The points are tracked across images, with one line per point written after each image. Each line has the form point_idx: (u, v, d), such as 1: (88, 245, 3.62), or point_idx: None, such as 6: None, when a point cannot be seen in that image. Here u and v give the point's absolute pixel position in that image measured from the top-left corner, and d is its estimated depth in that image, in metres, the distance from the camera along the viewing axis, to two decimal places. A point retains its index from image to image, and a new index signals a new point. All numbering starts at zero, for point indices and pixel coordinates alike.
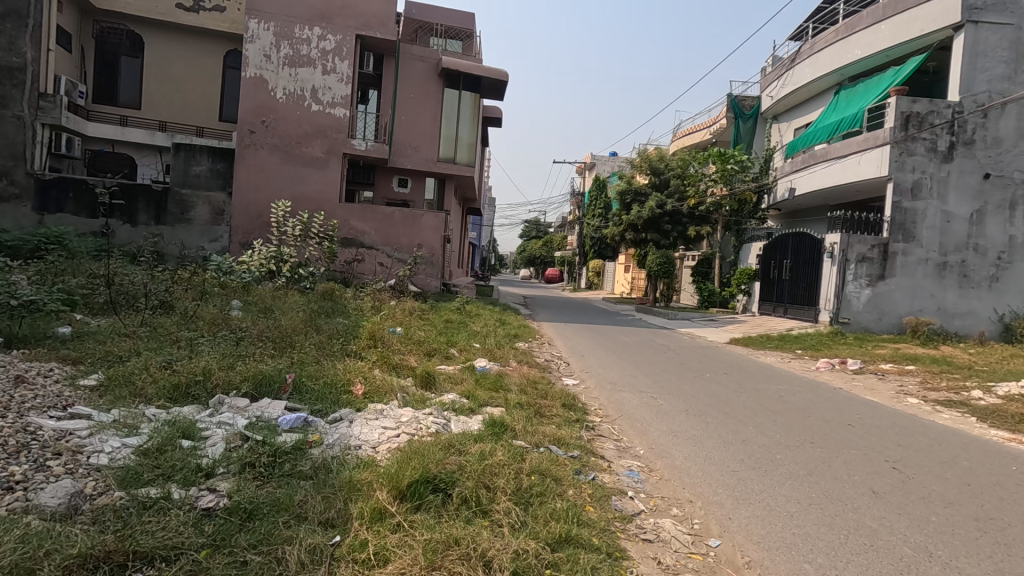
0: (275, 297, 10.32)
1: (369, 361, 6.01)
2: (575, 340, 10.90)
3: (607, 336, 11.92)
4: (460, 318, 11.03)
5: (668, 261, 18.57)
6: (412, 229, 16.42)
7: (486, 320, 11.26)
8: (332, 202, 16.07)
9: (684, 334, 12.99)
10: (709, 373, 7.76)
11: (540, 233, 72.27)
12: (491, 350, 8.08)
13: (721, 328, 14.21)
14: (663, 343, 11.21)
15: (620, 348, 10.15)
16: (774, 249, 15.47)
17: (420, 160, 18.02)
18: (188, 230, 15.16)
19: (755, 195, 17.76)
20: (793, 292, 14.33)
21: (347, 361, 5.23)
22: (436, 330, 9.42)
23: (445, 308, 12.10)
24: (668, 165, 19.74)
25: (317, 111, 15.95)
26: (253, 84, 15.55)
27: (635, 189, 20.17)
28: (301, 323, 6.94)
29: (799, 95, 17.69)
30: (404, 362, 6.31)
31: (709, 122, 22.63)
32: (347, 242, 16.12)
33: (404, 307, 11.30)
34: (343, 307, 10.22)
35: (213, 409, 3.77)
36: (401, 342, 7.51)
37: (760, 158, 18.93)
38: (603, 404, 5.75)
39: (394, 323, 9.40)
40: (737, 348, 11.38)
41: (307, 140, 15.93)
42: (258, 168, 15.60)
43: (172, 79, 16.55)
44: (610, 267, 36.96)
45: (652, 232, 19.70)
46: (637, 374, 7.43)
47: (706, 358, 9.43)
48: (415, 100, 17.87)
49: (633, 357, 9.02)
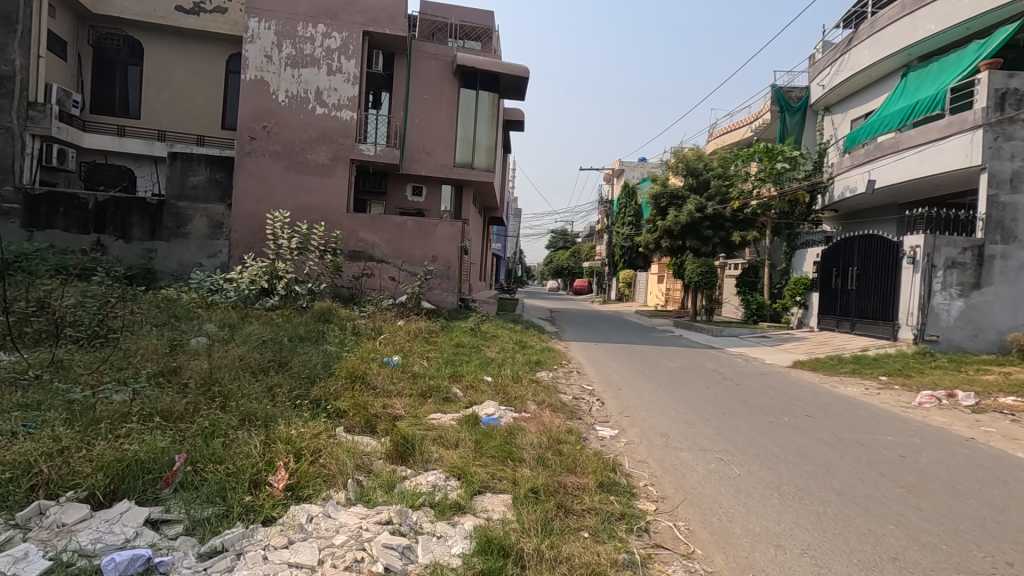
0: (258, 323, 8.94)
1: (333, 418, 4.45)
2: (608, 367, 9.21)
3: (645, 361, 10.17)
4: (472, 342, 9.43)
5: (710, 270, 16.72)
6: (426, 240, 15.04)
7: (503, 343, 9.65)
8: (339, 212, 14.79)
9: (736, 356, 11.10)
10: (787, 416, 5.96)
11: (568, 243, 70.67)
12: (503, 386, 6.45)
13: (776, 347, 12.28)
14: (713, 368, 9.39)
15: (662, 376, 8.43)
16: (835, 255, 13.54)
17: (435, 165, 16.67)
18: (185, 246, 14.05)
19: (808, 195, 15.84)
20: (861, 304, 12.39)
21: (289, 422, 3.68)
22: (441, 360, 7.87)
23: (457, 329, 10.56)
24: (707, 164, 17.79)
25: (322, 114, 14.76)
26: (254, 87, 14.46)
27: (672, 191, 17.91)
28: (260, 361, 5.46)
29: (857, 82, 15.72)
30: (385, 414, 4.74)
31: (751, 119, 20.74)
32: (355, 256, 14.78)
33: (410, 329, 9.80)
34: (337, 331, 8.79)
35: (12, 533, 2.26)
36: (391, 381, 5.97)
37: (812, 154, 16.94)
38: (654, 477, 4.05)
39: (392, 352, 7.87)
40: (804, 374, 9.50)
41: (311, 146, 14.73)
42: (259, 176, 14.43)
43: (172, 86, 15.61)
44: (643, 277, 35.03)
45: (690, 239, 17.57)
46: (694, 419, 5.70)
47: (772, 390, 7.64)
48: (429, 101, 16.57)
49: (681, 391, 7.28)
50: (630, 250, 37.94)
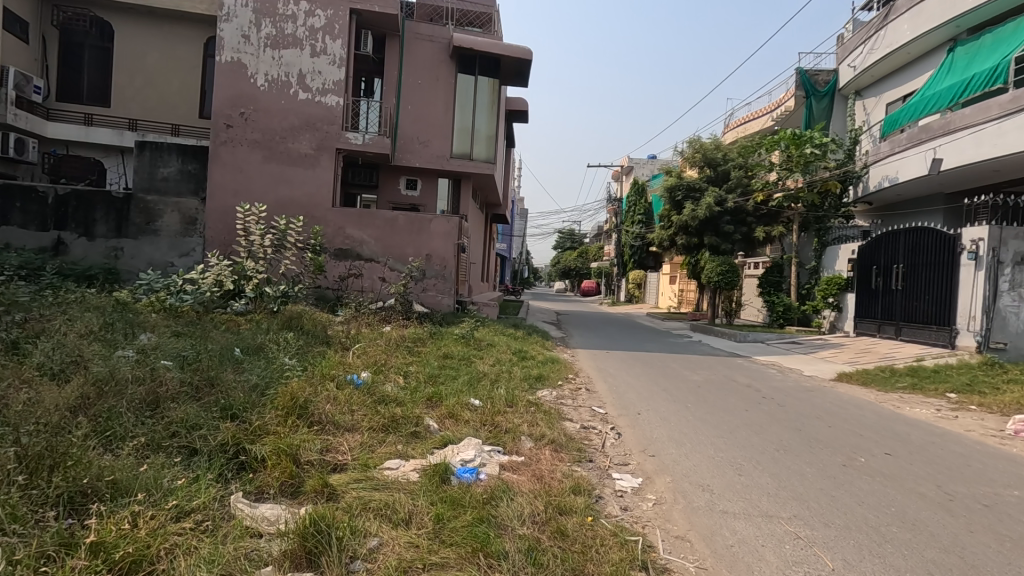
0: (213, 333, 7.66)
1: (230, 484, 3.11)
2: (622, 381, 7.82)
3: (665, 372, 8.76)
4: (463, 352, 8.07)
5: (731, 269, 15.28)
6: (420, 237, 13.74)
7: (500, 354, 8.26)
8: (324, 206, 13.52)
9: (770, 367, 9.68)
10: (861, 454, 4.56)
11: (575, 244, 69.43)
12: (492, 414, 5.07)
13: (812, 356, 10.86)
14: (744, 382, 7.98)
15: (688, 393, 7.02)
16: (876, 251, 12.12)
17: (431, 156, 15.38)
18: (155, 244, 12.75)
19: (840, 184, 14.31)
20: (909, 306, 10.93)
21: (128, 507, 2.42)
22: (421, 377, 6.51)
23: (448, 336, 9.21)
24: (727, 155, 16.34)
25: (305, 100, 13.49)
26: (229, 70, 13.19)
27: (689, 184, 16.45)
28: (166, 387, 4.17)
29: (893, 60, 14.25)
30: (313, 470, 3.39)
31: (772, 107, 19.34)
32: (342, 254, 13.50)
33: (392, 338, 8.46)
34: (302, 340, 7.46)
35: None
36: (346, 411, 4.63)
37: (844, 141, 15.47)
38: (705, 572, 2.68)
39: (360, 368, 6.51)
40: (853, 390, 8.06)
41: (293, 135, 13.47)
42: (236, 167, 13.17)
43: (145, 71, 14.39)
44: (654, 277, 33.63)
45: (709, 235, 16.14)
46: (743, 462, 4.30)
47: (826, 412, 6.21)
48: (424, 87, 15.30)
49: (716, 415, 5.87)
50: (639, 250, 36.64)
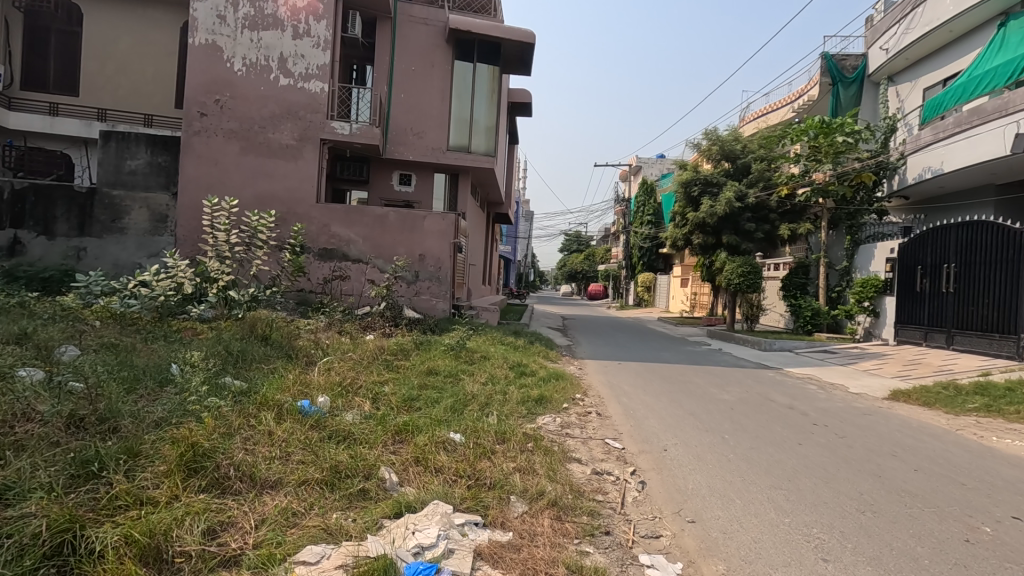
0: (156, 347, 6.49)
1: None
2: (639, 401, 6.56)
3: (687, 389, 7.50)
4: (451, 367, 6.83)
5: (753, 270, 13.97)
6: (413, 236, 12.61)
7: (494, 368, 7.01)
8: (307, 202, 12.37)
9: (808, 382, 8.39)
10: (982, 519, 3.31)
11: (582, 246, 68.33)
12: (474, 457, 3.85)
13: (852, 368, 9.55)
14: (784, 402, 6.71)
15: (720, 419, 5.75)
16: (922, 249, 10.81)
17: (425, 149, 14.24)
18: (121, 243, 11.64)
19: (874, 176, 13.01)
20: (963, 310, 9.63)
21: None
22: (395, 401, 5.29)
23: (437, 346, 7.99)
24: (746, 146, 15.06)
25: (287, 86, 12.36)
26: (203, 53, 12.06)
27: (706, 177, 15.17)
28: (18, 432, 3.04)
29: (932, 40, 12.97)
30: None
31: (793, 96, 18.05)
32: (326, 254, 12.35)
33: (370, 349, 7.25)
34: (258, 354, 6.27)
35: None
36: (272, 459, 3.44)
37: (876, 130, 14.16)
38: None
39: (319, 390, 5.30)
40: (915, 411, 6.75)
41: (274, 124, 12.33)
42: (211, 160, 12.06)
43: (116, 58, 13.32)
44: (664, 280, 32.27)
45: (727, 233, 14.88)
46: (821, 537, 3.05)
47: (900, 446, 4.93)
48: (418, 74, 14.17)
49: (762, 452, 4.61)
50: (648, 251, 35.50)
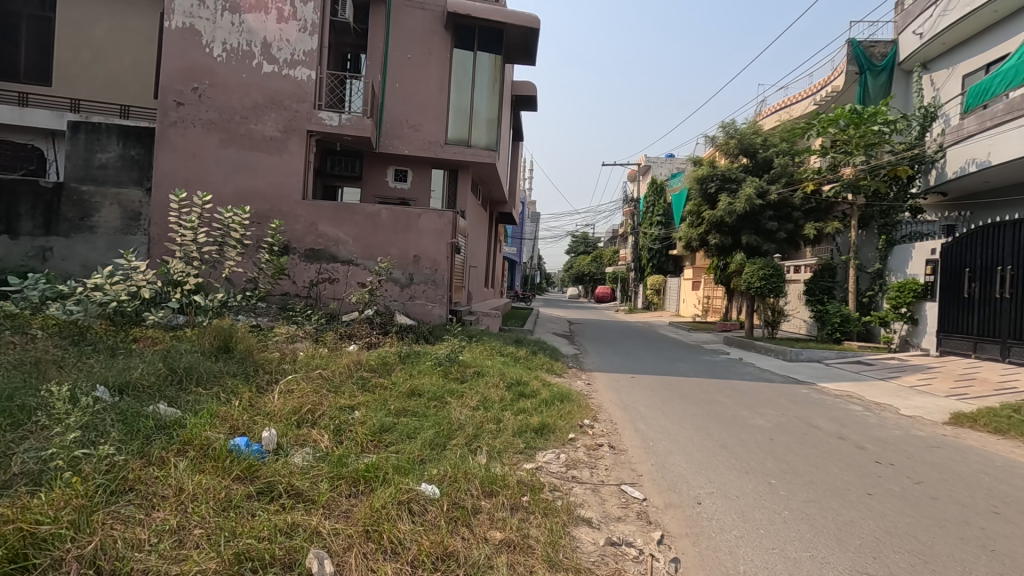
0: (92, 361, 5.57)
1: None
2: (660, 429, 5.52)
3: (713, 411, 6.44)
4: (438, 386, 5.84)
5: (776, 273, 12.90)
6: (407, 236, 11.67)
7: (488, 388, 5.99)
8: (292, 198, 11.45)
9: (850, 402, 7.31)
10: None
11: (588, 248, 67.30)
12: (447, 530, 2.87)
13: (896, 384, 8.46)
14: (832, 430, 5.64)
15: (760, 456, 4.70)
16: (970, 250, 9.76)
17: (422, 142, 13.29)
18: (90, 243, 10.75)
19: (910, 170, 11.93)
20: (1021, 319, 8.67)
21: None
22: (361, 437, 4.29)
23: (425, 360, 6.98)
24: (767, 140, 14.02)
25: (270, 73, 11.45)
26: (180, 38, 11.16)
27: (724, 173, 14.08)
28: None
29: (973, 23, 11.88)
30: None
31: (816, 88, 16.94)
32: (313, 255, 11.43)
33: (346, 364, 6.26)
34: (208, 372, 5.31)
35: None
36: (157, 541, 2.48)
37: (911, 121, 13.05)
38: None
39: (268, 422, 4.32)
40: (988, 441, 5.67)
41: (256, 114, 11.42)
42: (188, 153, 11.15)
43: (92, 45, 12.46)
44: (675, 283, 31.15)
45: (747, 233, 13.82)
46: None
47: (996, 497, 3.89)
48: (414, 62, 13.25)
49: (826, 509, 3.57)
50: (659, 253, 34.38)
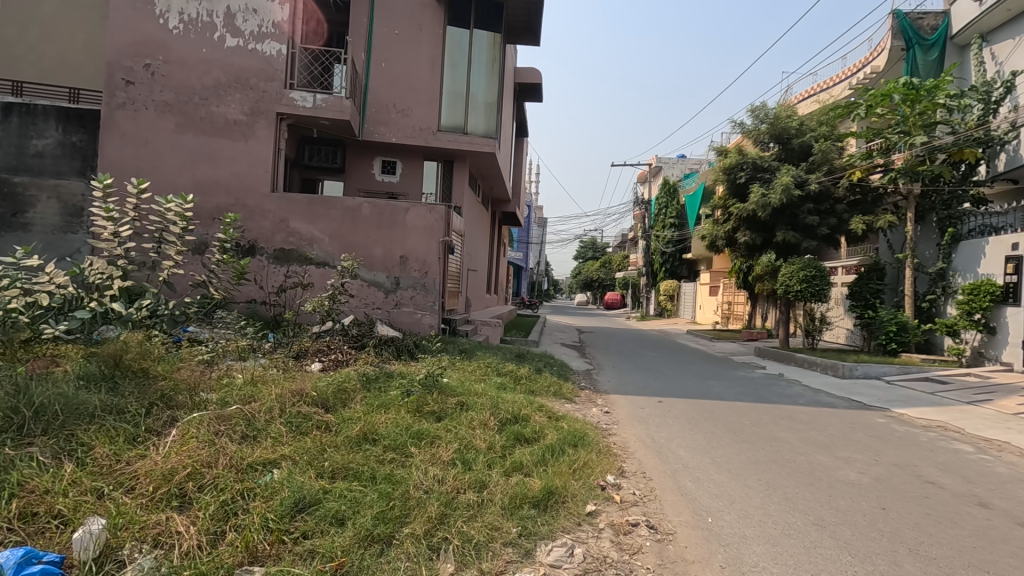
0: None
1: None
2: (716, 490, 3.85)
3: (780, 456, 4.76)
4: (403, 427, 4.21)
5: (819, 274, 11.24)
6: (393, 233, 10.13)
7: (472, 429, 4.33)
8: (258, 190, 9.92)
9: (950, 438, 5.62)
10: None
11: (597, 254, 65.60)
12: None
13: (994, 410, 6.73)
14: (962, 493, 3.94)
15: (884, 546, 3.04)
16: None
17: (411, 129, 11.75)
18: (23, 243, 9.27)
19: (977, 152, 10.20)
20: None
21: None
22: (253, 528, 2.66)
23: (394, 386, 5.32)
24: (804, 124, 12.34)
25: (234, 47, 9.97)
26: (130, 6, 9.70)
27: (756, 161, 12.38)
28: None
29: None
30: None
31: (855, 68, 15.23)
32: (283, 256, 9.89)
33: (285, 392, 4.66)
34: (70, 410, 3.74)
35: None
36: None
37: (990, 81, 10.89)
38: None
39: (100, 511, 2.71)
40: None
41: (218, 93, 9.92)
42: (139, 139, 9.68)
43: (36, 22, 11.02)
44: (690, 289, 29.38)
45: (782, 229, 12.12)
46: None
47: None
48: (402, 39, 11.73)
49: None
50: (672, 257, 32.61)
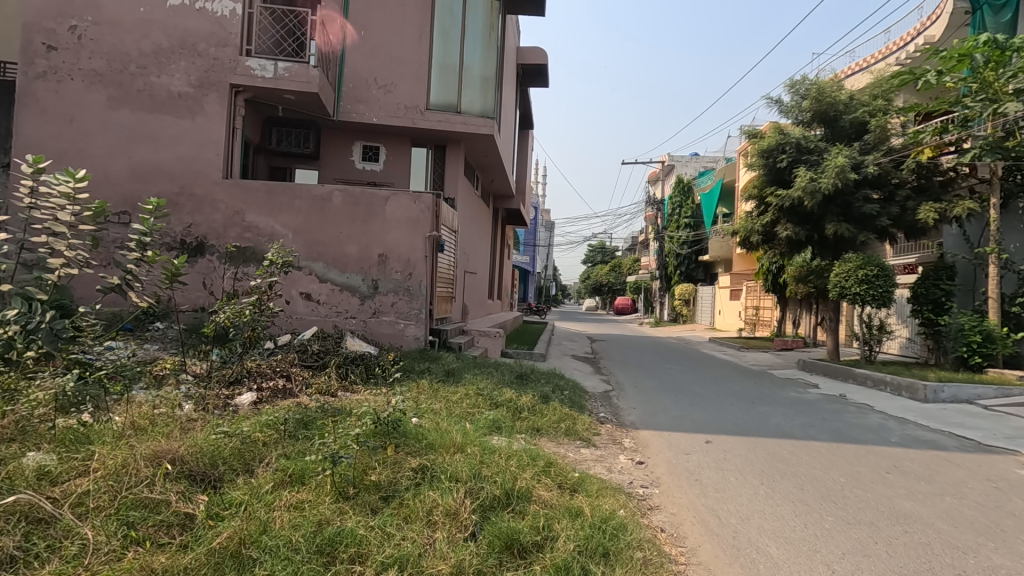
0: None
1: None
2: None
3: (938, 557, 2.94)
4: (313, 531, 2.45)
5: (882, 274, 9.40)
6: (370, 227, 8.40)
7: (430, 530, 2.56)
8: (207, 176, 8.25)
9: None
10: None
11: (606, 257, 63.64)
12: None
13: None
14: None
15: None
16: None
17: (394, 108, 10.07)
18: None
19: None
20: None
21: None
22: None
23: (328, 435, 3.55)
24: (856, 98, 10.52)
25: (178, 6, 8.32)
26: None
27: (800, 141, 10.56)
28: None
29: None
30: None
31: (908, 37, 13.37)
32: (236, 255, 8.19)
33: (138, 454, 2.91)
34: None
35: None
36: None
37: None
38: None
39: None
40: None
41: (159, 61, 8.28)
42: (63, 115, 8.06)
43: None
44: (708, 293, 27.49)
45: (833, 220, 10.29)
46: None
47: None
48: (384, 3, 10.05)
49: None
50: (688, 259, 30.74)
